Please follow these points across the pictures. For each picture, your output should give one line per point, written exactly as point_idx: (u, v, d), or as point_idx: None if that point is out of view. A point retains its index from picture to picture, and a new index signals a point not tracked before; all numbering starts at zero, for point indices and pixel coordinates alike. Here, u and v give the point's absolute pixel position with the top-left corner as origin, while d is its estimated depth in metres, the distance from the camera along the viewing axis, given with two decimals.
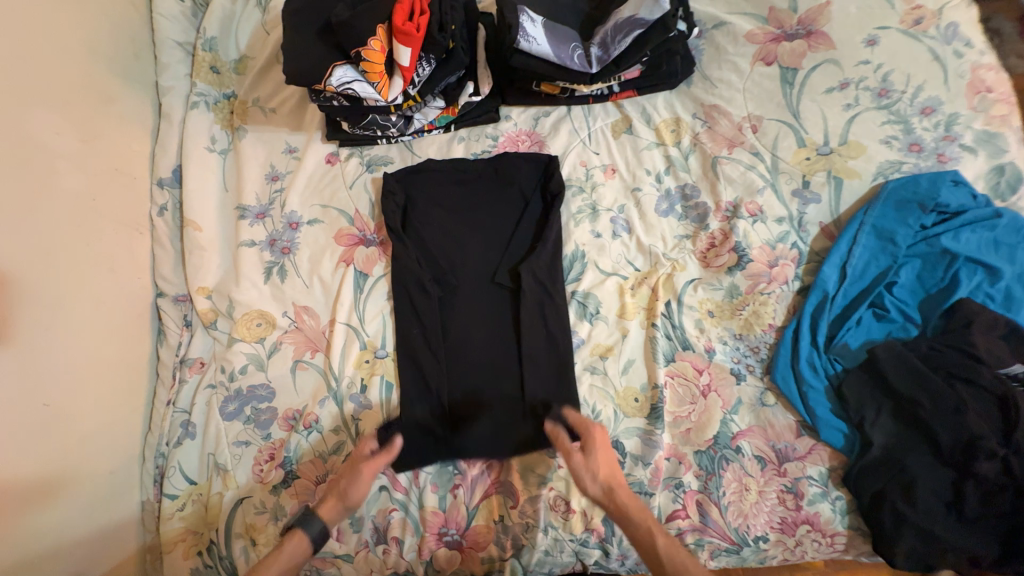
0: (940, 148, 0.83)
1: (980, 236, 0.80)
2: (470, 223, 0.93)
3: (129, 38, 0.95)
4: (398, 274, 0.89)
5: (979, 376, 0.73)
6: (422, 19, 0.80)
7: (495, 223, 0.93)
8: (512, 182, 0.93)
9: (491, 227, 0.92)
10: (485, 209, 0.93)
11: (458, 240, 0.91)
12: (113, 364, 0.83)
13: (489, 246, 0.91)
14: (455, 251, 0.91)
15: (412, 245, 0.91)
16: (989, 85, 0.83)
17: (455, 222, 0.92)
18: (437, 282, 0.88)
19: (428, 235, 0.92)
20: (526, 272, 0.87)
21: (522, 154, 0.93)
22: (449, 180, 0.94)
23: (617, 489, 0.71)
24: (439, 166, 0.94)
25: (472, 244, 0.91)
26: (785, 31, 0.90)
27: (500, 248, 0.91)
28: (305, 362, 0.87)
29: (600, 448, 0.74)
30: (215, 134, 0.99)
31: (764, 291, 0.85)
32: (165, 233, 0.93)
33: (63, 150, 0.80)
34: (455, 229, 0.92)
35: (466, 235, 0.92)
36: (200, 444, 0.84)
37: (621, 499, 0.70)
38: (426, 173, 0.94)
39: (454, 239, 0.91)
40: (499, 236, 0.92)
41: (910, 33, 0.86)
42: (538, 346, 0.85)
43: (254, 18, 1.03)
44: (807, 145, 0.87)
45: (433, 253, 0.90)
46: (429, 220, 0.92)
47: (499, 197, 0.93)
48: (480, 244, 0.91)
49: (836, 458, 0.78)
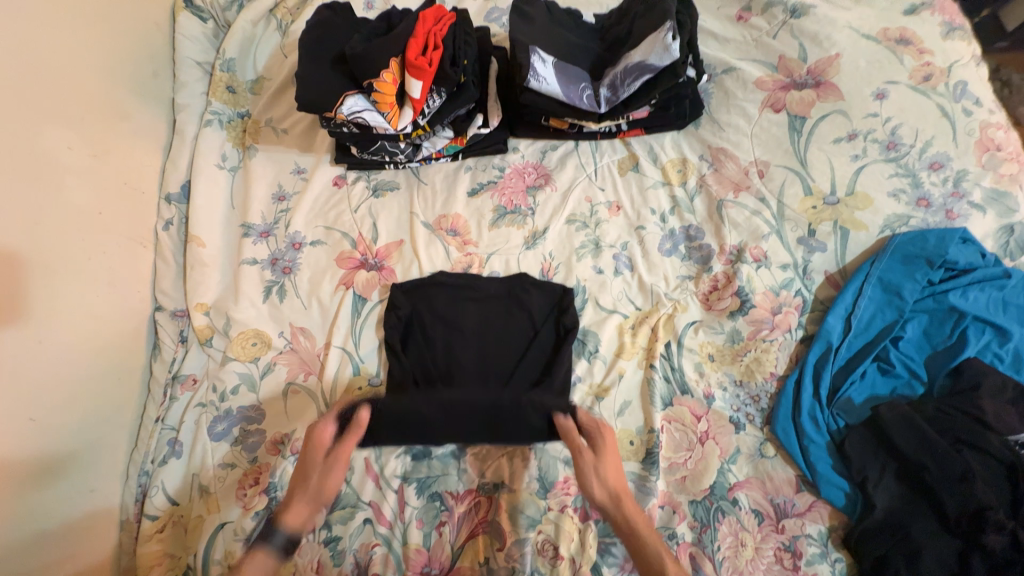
0: (948, 205, 0.82)
1: (988, 295, 0.79)
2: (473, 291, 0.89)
3: (149, 56, 0.97)
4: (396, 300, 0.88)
5: (987, 442, 0.70)
6: (435, 54, 0.82)
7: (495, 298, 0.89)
8: (525, 308, 0.88)
9: (492, 301, 0.89)
10: (487, 290, 0.89)
11: (457, 304, 0.89)
12: (104, 378, 0.82)
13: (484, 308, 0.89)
14: (457, 346, 0.86)
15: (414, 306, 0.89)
16: (997, 143, 0.83)
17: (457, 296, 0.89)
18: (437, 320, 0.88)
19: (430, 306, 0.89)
20: (522, 341, 0.87)
21: (540, 281, 0.89)
22: (462, 297, 0.89)
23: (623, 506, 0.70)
24: (453, 283, 0.89)
25: (469, 313, 0.88)
26: (795, 80, 0.91)
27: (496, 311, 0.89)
28: (297, 385, 0.86)
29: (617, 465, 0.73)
30: (226, 152, 1.00)
31: (766, 338, 0.84)
32: (168, 247, 0.93)
33: (72, 164, 0.81)
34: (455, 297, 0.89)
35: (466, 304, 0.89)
36: (184, 464, 0.82)
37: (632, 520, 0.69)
38: (437, 287, 0.89)
39: (451, 309, 0.88)
40: (500, 311, 0.89)
41: (919, 89, 0.86)
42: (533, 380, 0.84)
43: (274, 41, 1.06)
44: (814, 193, 0.86)
45: (429, 316, 0.88)
46: (433, 290, 0.89)
47: (510, 323, 0.88)
48: (478, 320, 0.88)
49: (836, 517, 0.75)
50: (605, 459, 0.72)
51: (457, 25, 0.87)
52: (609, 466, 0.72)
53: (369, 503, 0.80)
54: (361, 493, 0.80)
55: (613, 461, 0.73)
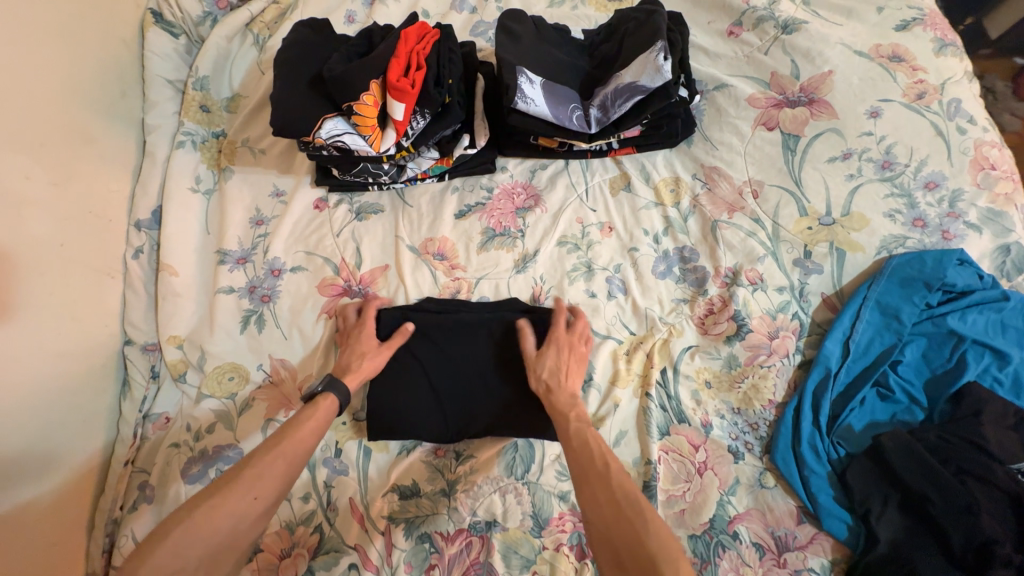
0: (944, 225, 0.81)
1: (986, 318, 0.77)
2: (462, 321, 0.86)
3: (117, 75, 0.92)
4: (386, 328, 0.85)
5: (992, 473, 0.69)
6: (418, 74, 0.79)
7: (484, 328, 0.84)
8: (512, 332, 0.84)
9: (475, 326, 0.84)
10: (475, 323, 0.84)
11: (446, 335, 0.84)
12: (68, 420, 0.77)
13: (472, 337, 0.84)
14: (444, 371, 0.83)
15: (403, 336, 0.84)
16: (992, 162, 0.82)
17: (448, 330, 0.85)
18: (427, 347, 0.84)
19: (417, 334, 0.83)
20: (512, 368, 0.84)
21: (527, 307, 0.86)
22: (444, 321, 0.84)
23: (554, 392, 0.77)
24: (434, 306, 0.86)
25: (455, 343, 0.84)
26: (788, 97, 0.89)
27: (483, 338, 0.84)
28: (277, 422, 0.81)
29: (568, 360, 0.79)
30: (201, 174, 0.96)
31: (764, 363, 0.82)
32: (139, 277, 0.88)
33: (30, 194, 0.76)
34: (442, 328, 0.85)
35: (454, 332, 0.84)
36: (156, 511, 0.77)
37: (560, 404, 0.75)
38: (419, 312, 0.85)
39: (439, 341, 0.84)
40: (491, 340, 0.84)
41: (913, 107, 0.84)
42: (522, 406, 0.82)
43: (250, 56, 1.02)
44: (809, 214, 0.84)
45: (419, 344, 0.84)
46: (422, 324, 0.84)
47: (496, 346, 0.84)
48: (463, 346, 0.84)
49: (838, 549, 0.74)
50: (556, 350, 0.80)
51: (441, 43, 0.84)
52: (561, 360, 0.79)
53: (355, 546, 0.76)
54: (346, 536, 0.77)
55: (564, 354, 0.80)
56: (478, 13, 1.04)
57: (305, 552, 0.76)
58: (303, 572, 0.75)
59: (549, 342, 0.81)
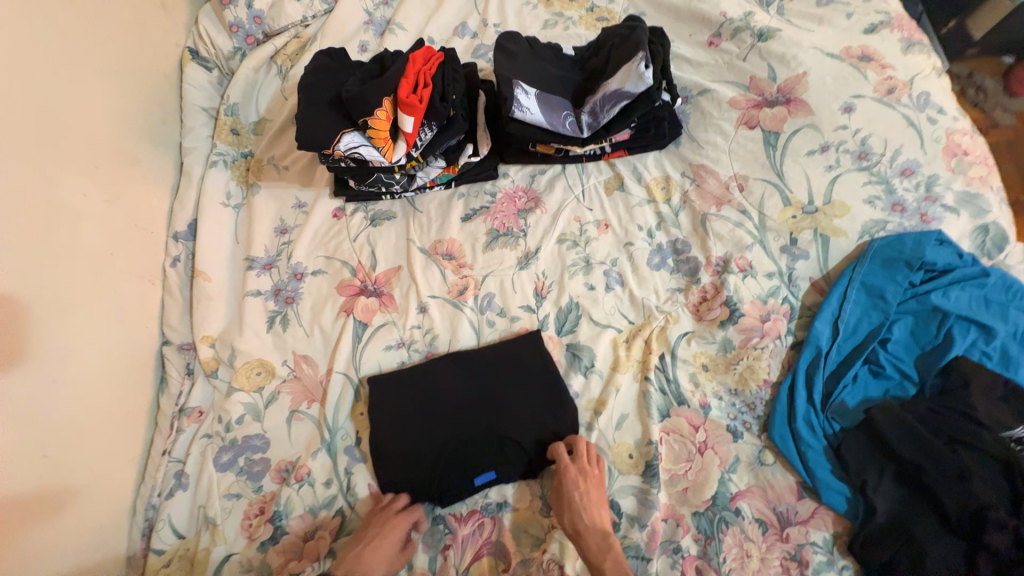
0: (923, 208, 0.85)
1: (969, 294, 0.81)
2: (461, 368, 0.88)
3: (158, 105, 1.03)
4: (382, 411, 0.85)
5: (980, 439, 0.71)
6: (426, 91, 0.88)
7: (484, 404, 0.85)
8: (522, 366, 0.87)
9: (478, 365, 0.88)
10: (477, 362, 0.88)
11: (443, 417, 0.85)
12: (113, 412, 0.85)
13: (498, 471, 0.81)
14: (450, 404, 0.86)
15: (401, 430, 0.84)
16: (964, 148, 0.88)
17: (443, 378, 0.87)
18: (446, 456, 0.82)
19: (418, 381, 0.87)
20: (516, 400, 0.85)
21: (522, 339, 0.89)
22: (446, 368, 0.88)
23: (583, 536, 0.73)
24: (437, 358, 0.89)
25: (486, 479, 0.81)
26: (766, 98, 0.96)
27: (495, 447, 0.82)
28: (300, 413, 0.88)
29: (588, 495, 0.76)
30: (231, 190, 1.05)
31: (757, 345, 0.86)
32: (176, 283, 0.97)
33: (87, 210, 0.86)
34: (457, 458, 0.82)
35: (478, 465, 0.81)
36: (192, 496, 0.84)
37: (593, 549, 0.72)
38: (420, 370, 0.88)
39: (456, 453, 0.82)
40: (509, 457, 0.82)
41: (884, 101, 0.90)
42: (526, 422, 0.84)
43: (274, 85, 1.13)
44: (792, 203, 0.90)
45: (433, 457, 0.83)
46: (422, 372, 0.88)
47: (501, 383, 0.86)
48: (467, 386, 0.87)
49: (839, 522, 0.76)
50: (580, 480, 0.77)
51: (444, 63, 0.93)
52: (592, 504, 0.75)
53: None
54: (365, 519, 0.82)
55: (593, 491, 0.76)
56: (479, 36, 1.14)
57: (327, 535, 0.80)
58: (325, 555, 0.79)
59: (571, 475, 0.77)
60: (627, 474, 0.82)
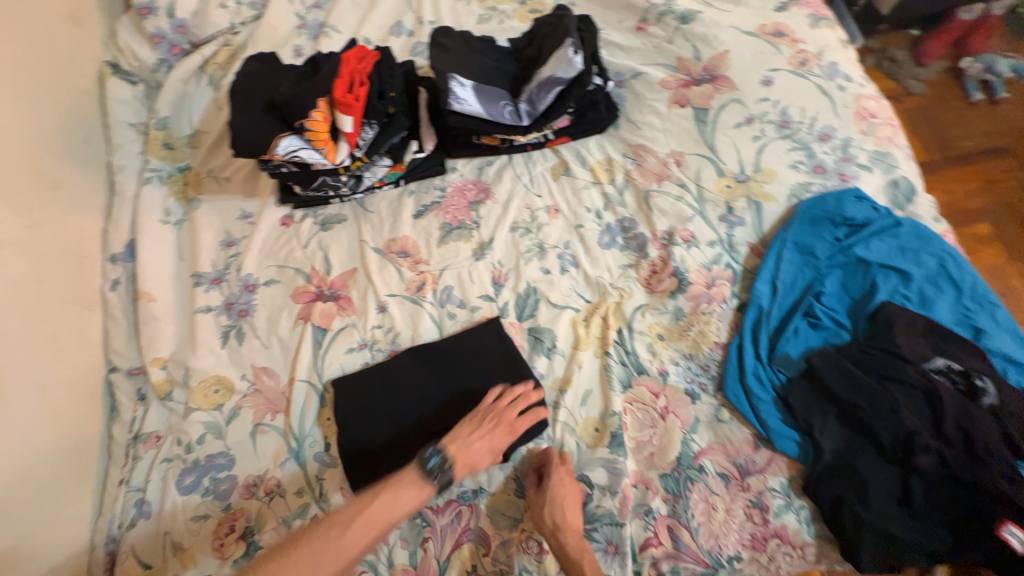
0: (841, 169, 0.92)
1: (888, 244, 0.88)
2: (429, 361, 0.88)
3: (79, 123, 0.98)
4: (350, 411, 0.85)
5: (906, 374, 0.78)
6: (361, 90, 0.88)
7: (455, 394, 0.86)
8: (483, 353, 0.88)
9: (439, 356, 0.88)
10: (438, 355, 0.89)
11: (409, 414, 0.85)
12: (59, 446, 0.80)
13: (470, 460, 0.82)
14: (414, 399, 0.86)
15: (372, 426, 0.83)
16: (871, 112, 0.96)
17: (410, 373, 0.87)
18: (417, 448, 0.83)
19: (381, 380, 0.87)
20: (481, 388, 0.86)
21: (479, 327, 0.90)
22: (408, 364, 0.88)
23: (561, 531, 0.75)
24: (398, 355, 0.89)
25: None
26: (693, 77, 1.01)
27: None
28: (265, 425, 0.86)
29: (563, 491, 0.78)
30: (170, 207, 1.02)
31: (706, 310, 0.90)
32: (118, 307, 0.93)
33: (8, 238, 0.81)
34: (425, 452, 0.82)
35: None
36: (155, 524, 0.80)
37: (570, 549, 0.74)
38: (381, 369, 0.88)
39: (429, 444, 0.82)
40: None
41: (798, 72, 0.97)
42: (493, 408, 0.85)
43: (206, 95, 1.10)
44: (726, 174, 0.95)
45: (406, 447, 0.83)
46: (382, 371, 0.87)
47: (465, 372, 0.87)
48: (430, 379, 0.87)
49: (793, 466, 0.81)
50: (566, 479, 0.79)
51: (380, 63, 0.94)
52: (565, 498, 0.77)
53: None
54: None
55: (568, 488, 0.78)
56: (415, 35, 1.14)
57: None
58: None
59: (558, 473, 0.79)
60: (594, 448, 0.84)
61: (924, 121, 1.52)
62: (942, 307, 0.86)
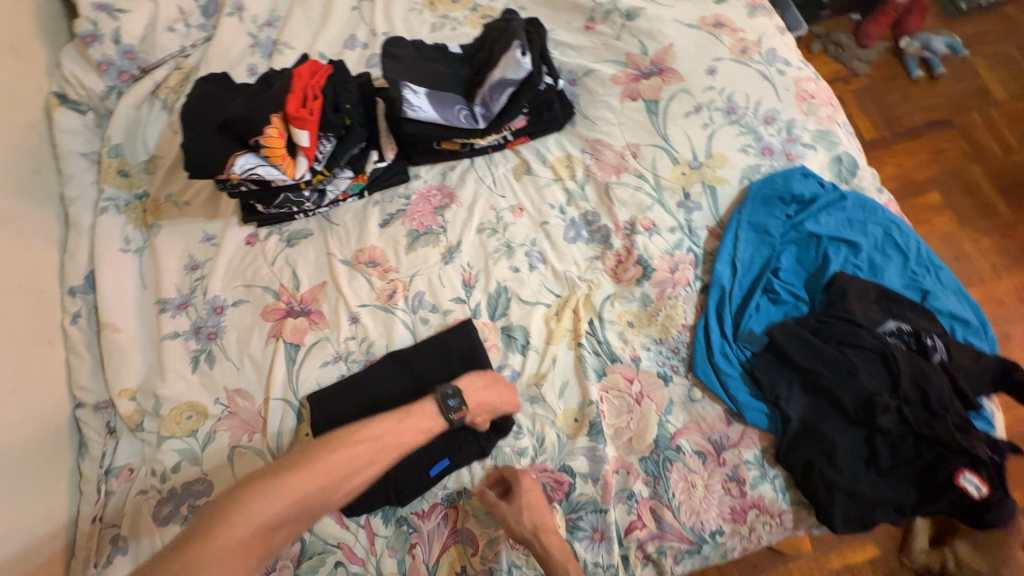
0: (787, 149, 0.97)
1: (836, 217, 0.92)
2: (405, 366, 0.88)
3: (28, 156, 0.96)
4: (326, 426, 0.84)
5: (860, 339, 0.82)
6: (315, 103, 0.89)
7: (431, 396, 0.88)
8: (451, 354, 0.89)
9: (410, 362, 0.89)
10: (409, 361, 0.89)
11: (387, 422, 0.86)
12: (27, 488, 0.78)
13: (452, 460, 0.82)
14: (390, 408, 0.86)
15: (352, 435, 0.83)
16: (811, 93, 1.00)
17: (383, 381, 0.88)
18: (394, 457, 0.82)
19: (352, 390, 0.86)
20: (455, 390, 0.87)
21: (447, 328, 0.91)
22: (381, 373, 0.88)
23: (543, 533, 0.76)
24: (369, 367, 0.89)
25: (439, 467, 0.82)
26: (642, 71, 1.04)
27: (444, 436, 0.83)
28: (242, 446, 0.85)
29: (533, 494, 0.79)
30: (129, 235, 1.00)
31: (672, 294, 0.93)
32: (81, 340, 0.91)
33: None
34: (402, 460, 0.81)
35: (429, 456, 0.82)
36: (134, 558, 0.78)
37: (554, 550, 0.75)
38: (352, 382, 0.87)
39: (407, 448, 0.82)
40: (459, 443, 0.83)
41: (740, 60, 1.01)
42: None
43: (161, 120, 1.08)
44: (680, 161, 0.98)
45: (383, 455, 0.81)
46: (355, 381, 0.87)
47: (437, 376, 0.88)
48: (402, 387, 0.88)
49: (765, 437, 0.84)
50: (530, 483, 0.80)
51: (334, 76, 0.94)
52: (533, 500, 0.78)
53: (338, 544, 0.79)
54: (327, 537, 0.79)
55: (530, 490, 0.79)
56: (369, 47, 1.15)
57: (290, 563, 0.78)
58: None
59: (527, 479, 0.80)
60: (574, 438, 0.85)
61: (872, 102, 1.59)
62: (891, 273, 0.90)
